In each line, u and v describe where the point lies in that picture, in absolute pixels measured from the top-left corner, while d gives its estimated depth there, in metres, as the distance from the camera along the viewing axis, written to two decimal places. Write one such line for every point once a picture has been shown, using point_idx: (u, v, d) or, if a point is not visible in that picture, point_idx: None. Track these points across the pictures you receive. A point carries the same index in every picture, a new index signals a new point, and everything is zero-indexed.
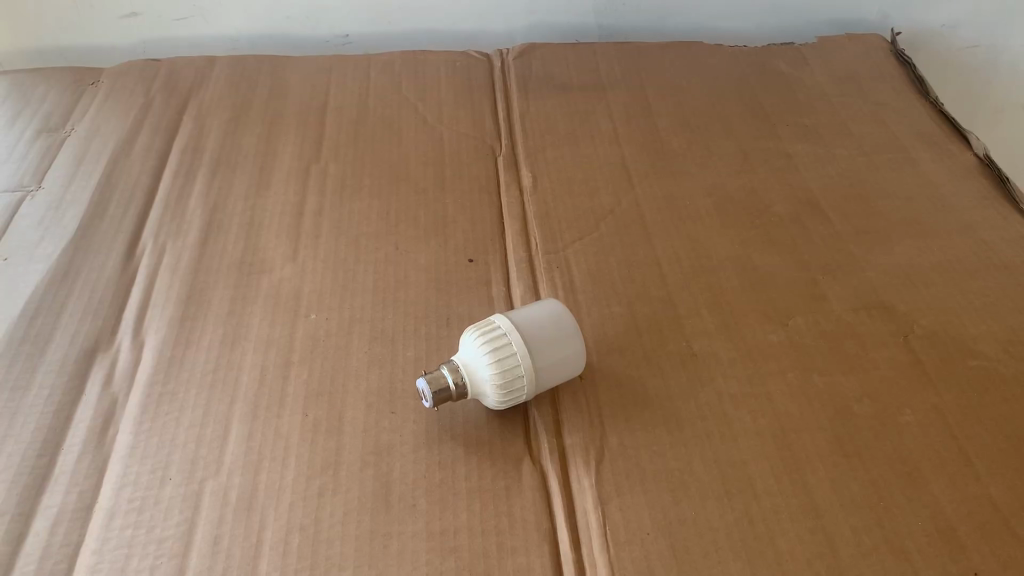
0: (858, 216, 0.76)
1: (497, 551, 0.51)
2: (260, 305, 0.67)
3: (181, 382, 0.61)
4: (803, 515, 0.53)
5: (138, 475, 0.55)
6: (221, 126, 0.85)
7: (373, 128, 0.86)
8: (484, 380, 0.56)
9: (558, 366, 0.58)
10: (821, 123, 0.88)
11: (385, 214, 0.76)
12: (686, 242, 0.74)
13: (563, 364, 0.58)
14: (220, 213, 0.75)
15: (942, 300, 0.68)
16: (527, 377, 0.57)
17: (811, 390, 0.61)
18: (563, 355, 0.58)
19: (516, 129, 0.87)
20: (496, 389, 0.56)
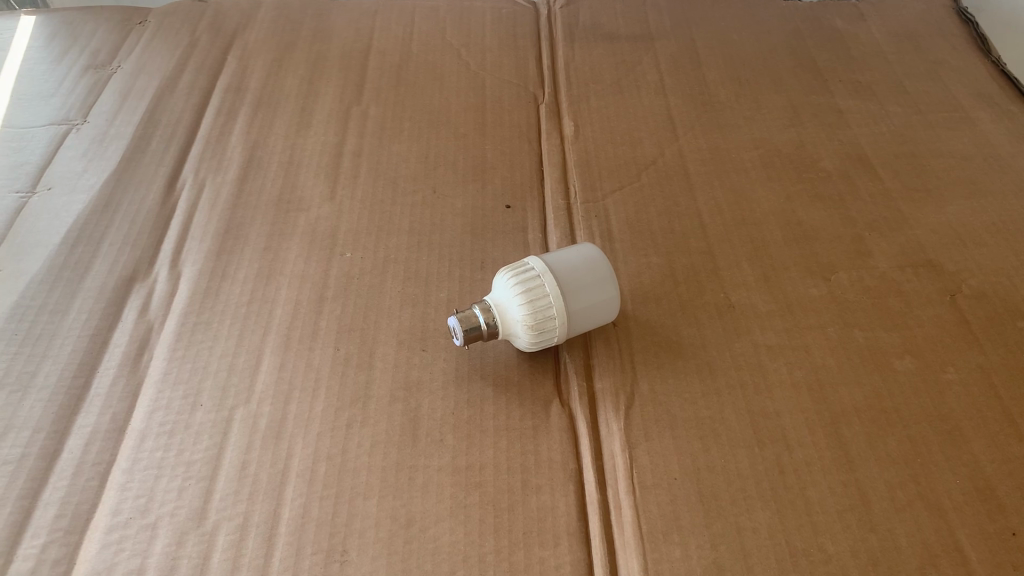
0: (909, 174, 0.74)
1: (522, 488, 0.51)
2: (297, 242, 0.67)
3: (215, 313, 0.61)
4: (836, 468, 0.52)
5: (171, 400, 0.55)
6: (265, 66, 0.85)
7: (415, 72, 0.86)
8: (516, 322, 0.56)
9: (592, 311, 0.57)
10: (875, 80, 0.85)
11: (423, 157, 0.76)
12: (729, 194, 0.72)
13: (597, 308, 0.57)
14: (260, 150, 0.75)
15: (994, 261, 0.65)
16: (559, 321, 0.56)
17: (851, 345, 0.59)
18: (598, 300, 0.57)
19: (560, 79, 0.85)
20: (528, 331, 0.56)
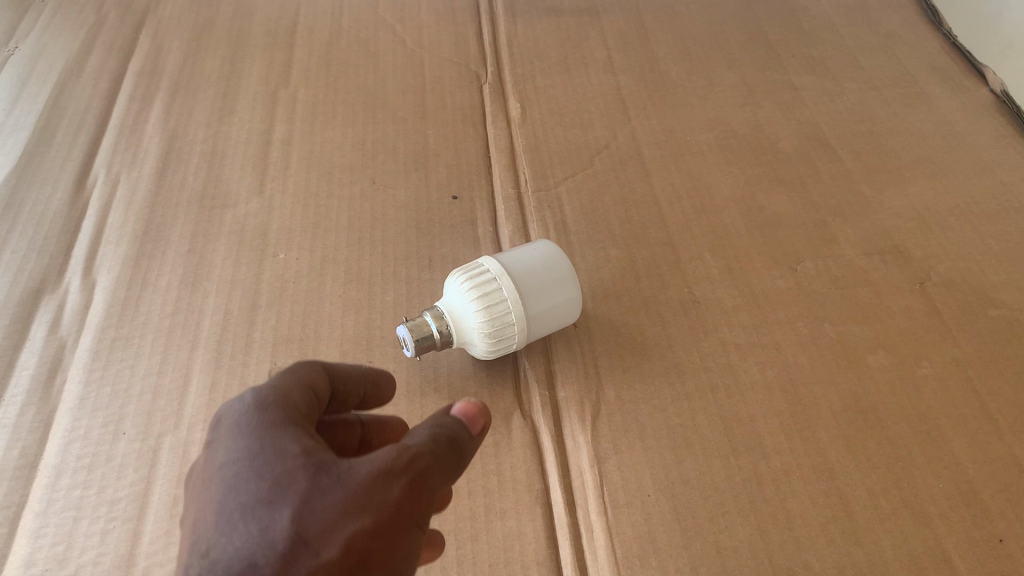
0: (869, 154, 0.71)
1: (485, 513, 0.47)
2: (224, 242, 0.61)
3: (135, 327, 0.55)
4: (816, 476, 0.49)
5: (89, 429, 0.50)
6: (183, 46, 0.78)
7: (348, 51, 0.80)
8: (472, 331, 0.52)
9: (554, 314, 0.53)
10: (828, 55, 0.82)
11: (361, 144, 0.70)
12: (686, 180, 0.68)
13: (558, 312, 0.53)
14: (180, 140, 0.69)
15: (960, 245, 0.63)
16: (518, 327, 0.52)
17: (822, 341, 0.56)
18: (559, 303, 0.53)
19: (503, 56, 0.81)
20: (485, 340, 0.51)
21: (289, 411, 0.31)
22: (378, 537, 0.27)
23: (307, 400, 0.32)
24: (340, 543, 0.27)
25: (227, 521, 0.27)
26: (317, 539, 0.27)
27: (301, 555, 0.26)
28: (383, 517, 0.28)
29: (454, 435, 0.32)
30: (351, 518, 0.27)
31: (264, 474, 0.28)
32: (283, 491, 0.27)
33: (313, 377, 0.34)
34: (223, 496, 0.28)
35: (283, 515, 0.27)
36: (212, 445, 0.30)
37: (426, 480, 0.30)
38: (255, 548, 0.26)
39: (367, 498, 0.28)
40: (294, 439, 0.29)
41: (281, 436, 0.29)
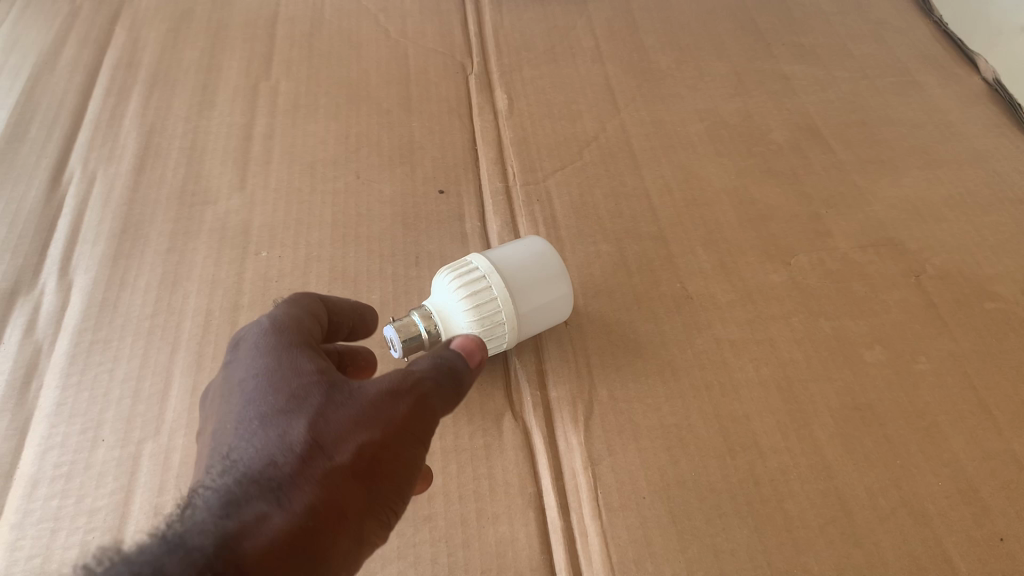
0: (861, 144, 0.70)
1: (476, 518, 0.46)
2: (204, 240, 0.60)
3: (114, 330, 0.54)
4: (814, 475, 0.48)
5: (67, 436, 0.48)
6: (160, 37, 0.76)
7: (330, 41, 0.78)
8: (459, 328, 0.50)
9: (544, 312, 0.52)
10: (819, 44, 0.81)
11: (344, 138, 0.68)
12: (677, 172, 0.67)
13: (549, 309, 0.52)
14: (158, 135, 0.67)
15: (955, 236, 0.62)
16: (508, 326, 0.50)
17: (818, 336, 0.55)
18: (550, 300, 0.52)
19: (489, 47, 0.79)
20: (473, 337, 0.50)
21: (304, 342, 0.38)
22: (379, 442, 0.34)
23: (316, 330, 0.40)
24: (349, 446, 0.33)
25: (252, 426, 0.34)
26: (329, 444, 0.33)
27: (316, 454, 0.32)
28: (384, 428, 0.34)
29: (454, 363, 0.39)
30: (358, 428, 0.34)
31: (283, 389, 0.35)
32: (300, 405, 0.34)
33: (317, 311, 0.42)
34: (246, 408, 0.35)
35: (299, 422, 0.33)
36: (236, 370, 0.37)
37: (423, 400, 0.36)
38: (276, 449, 0.32)
39: (371, 412, 0.34)
40: (309, 362, 0.36)
41: (297, 361, 0.36)
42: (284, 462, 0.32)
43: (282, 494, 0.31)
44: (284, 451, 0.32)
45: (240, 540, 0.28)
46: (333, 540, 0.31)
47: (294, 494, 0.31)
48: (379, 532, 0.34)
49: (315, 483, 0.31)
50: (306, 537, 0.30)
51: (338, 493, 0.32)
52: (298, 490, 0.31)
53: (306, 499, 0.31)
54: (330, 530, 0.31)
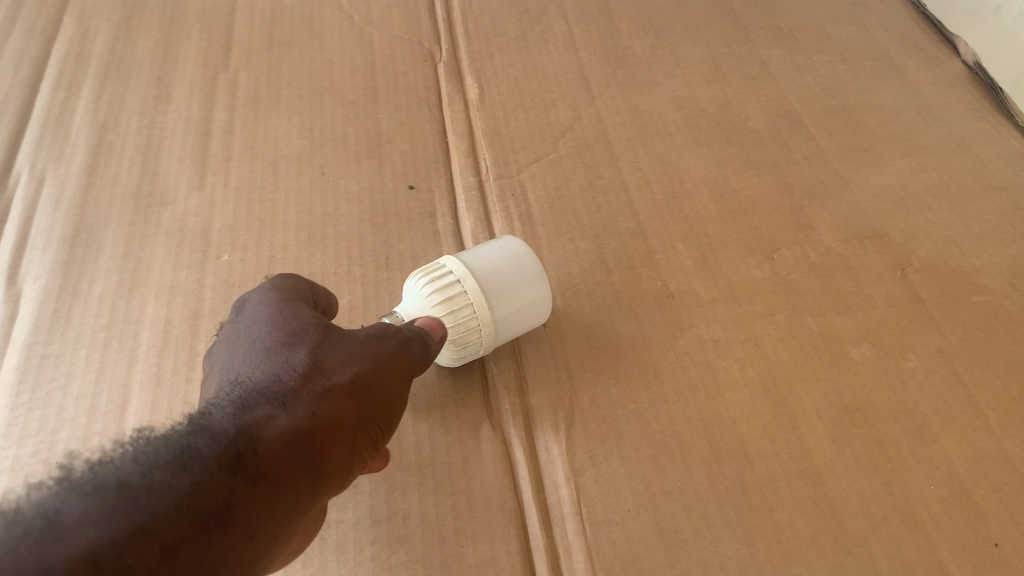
0: (842, 131, 0.68)
1: (455, 537, 0.44)
2: (162, 244, 0.56)
3: (67, 343, 0.51)
4: (804, 482, 0.46)
5: (18, 458, 0.45)
6: (111, 27, 0.72)
7: (291, 30, 0.74)
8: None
9: (522, 315, 0.50)
10: (796, 27, 0.79)
11: (308, 131, 0.65)
12: (655, 163, 0.65)
13: (527, 312, 0.50)
14: (111, 132, 0.64)
15: (940, 227, 0.61)
16: (484, 331, 0.48)
17: (803, 334, 0.54)
18: (527, 302, 0.50)
19: (458, 33, 0.76)
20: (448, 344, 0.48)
21: (300, 299, 0.42)
22: (366, 378, 0.38)
23: (307, 291, 0.44)
24: (341, 377, 0.37)
25: (258, 357, 0.38)
26: (325, 372, 0.37)
27: (315, 378, 0.36)
28: (370, 368, 0.39)
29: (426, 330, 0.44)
30: (348, 365, 0.38)
31: (285, 330, 0.39)
32: (299, 342, 0.38)
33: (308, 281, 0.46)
34: (249, 349, 0.39)
35: (300, 354, 0.38)
36: (238, 325, 0.41)
37: (402, 352, 0.41)
38: (280, 371, 0.36)
39: (358, 356, 0.39)
40: (306, 312, 0.41)
41: (295, 310, 0.41)
42: (287, 382, 0.36)
43: (288, 404, 0.34)
44: (286, 376, 0.36)
45: (258, 427, 0.31)
46: (330, 448, 0.34)
47: (296, 404, 0.35)
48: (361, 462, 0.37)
49: (314, 401, 0.35)
50: (309, 435, 0.33)
51: (333, 409, 0.36)
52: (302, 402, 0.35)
53: (308, 411, 0.34)
54: (328, 437, 0.34)
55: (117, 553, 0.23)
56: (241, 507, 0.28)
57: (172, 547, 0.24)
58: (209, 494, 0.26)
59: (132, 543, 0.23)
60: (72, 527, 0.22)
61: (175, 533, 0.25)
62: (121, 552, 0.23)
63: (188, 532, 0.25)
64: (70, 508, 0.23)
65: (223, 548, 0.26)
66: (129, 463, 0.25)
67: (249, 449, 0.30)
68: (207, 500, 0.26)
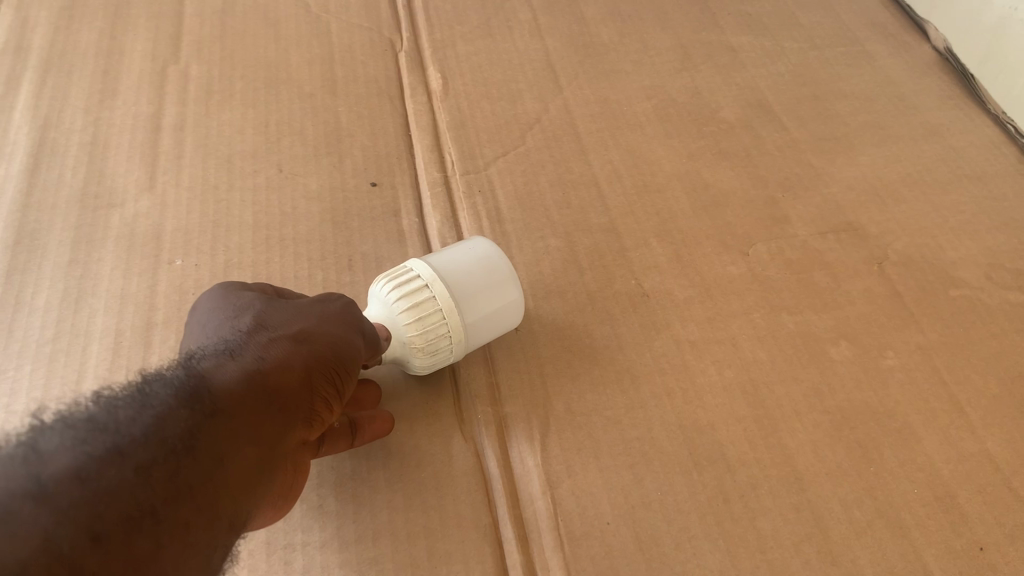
0: (814, 121, 0.67)
1: (427, 557, 0.42)
2: (111, 249, 0.53)
3: (10, 357, 0.48)
4: (785, 488, 0.45)
5: None
6: (52, 17, 0.69)
7: (244, 19, 0.71)
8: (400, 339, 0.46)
9: (495, 320, 0.48)
10: (765, 12, 0.77)
11: (264, 126, 0.63)
12: (626, 156, 0.63)
13: (499, 317, 0.48)
14: (53, 129, 0.60)
15: (915, 218, 0.60)
16: (455, 340, 0.46)
17: (781, 333, 0.52)
18: (500, 308, 0.48)
19: (419, 20, 0.73)
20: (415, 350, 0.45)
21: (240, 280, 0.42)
22: (317, 329, 0.38)
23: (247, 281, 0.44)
24: (291, 328, 0.37)
25: (207, 326, 0.37)
26: (274, 324, 0.37)
27: (264, 329, 0.36)
28: (318, 321, 0.38)
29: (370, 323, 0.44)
30: (297, 319, 0.38)
31: (228, 298, 0.39)
32: (244, 305, 0.38)
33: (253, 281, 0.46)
34: (195, 329, 0.38)
35: (246, 313, 0.37)
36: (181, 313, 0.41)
37: (348, 311, 0.41)
38: (228, 330, 0.36)
39: (305, 312, 0.39)
40: (247, 287, 0.41)
41: (236, 286, 0.40)
42: (236, 335, 0.35)
43: (236, 351, 0.34)
44: (231, 333, 0.35)
45: (212, 369, 0.31)
46: (290, 388, 0.34)
47: (249, 350, 0.34)
48: (328, 408, 0.37)
49: (265, 347, 0.35)
50: (266, 374, 0.33)
51: (287, 353, 0.35)
52: (250, 349, 0.34)
53: (258, 355, 0.34)
54: (287, 376, 0.34)
55: (93, 471, 0.23)
56: (212, 435, 0.28)
57: (151, 465, 0.25)
58: (175, 421, 0.26)
59: (111, 460, 0.24)
60: (50, 453, 0.23)
61: (150, 453, 0.25)
62: (100, 468, 0.23)
63: (165, 451, 0.25)
64: (42, 437, 0.23)
65: (202, 470, 0.26)
66: (90, 402, 0.26)
67: (204, 385, 0.29)
68: (175, 426, 0.26)
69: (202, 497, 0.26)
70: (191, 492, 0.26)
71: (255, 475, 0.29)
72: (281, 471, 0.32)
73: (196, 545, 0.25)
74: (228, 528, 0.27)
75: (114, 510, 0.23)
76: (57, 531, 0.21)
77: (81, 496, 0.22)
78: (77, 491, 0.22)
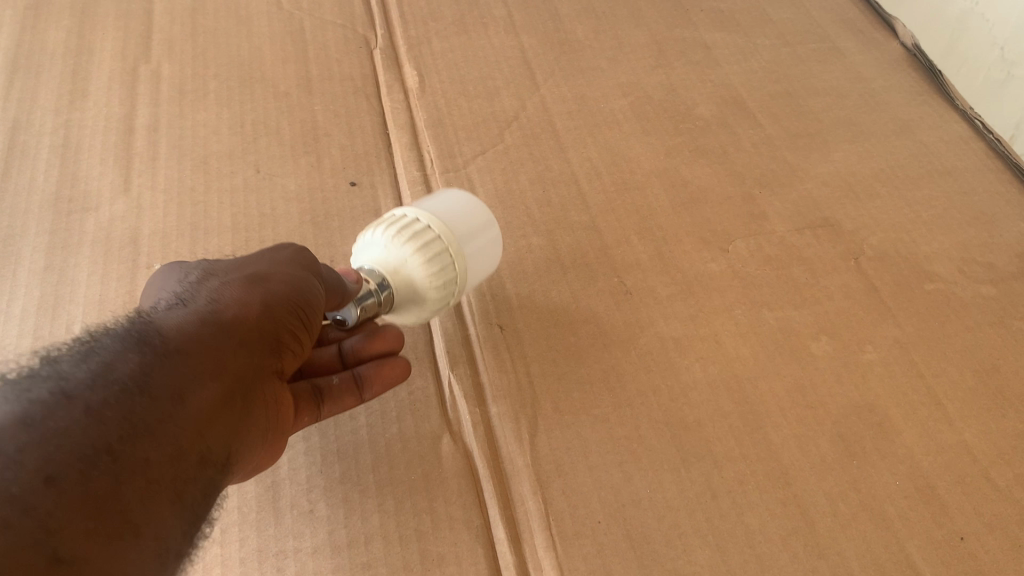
0: (788, 117, 0.68)
1: (420, 561, 0.42)
2: (87, 254, 0.52)
3: None
4: (771, 483, 0.46)
5: None
6: (17, 16, 0.67)
7: (214, 17, 0.70)
8: (386, 252, 0.46)
9: (466, 207, 0.49)
10: (737, 9, 0.78)
11: (239, 126, 0.62)
12: (604, 153, 0.63)
13: (468, 206, 0.49)
14: (23, 132, 0.59)
15: (889, 213, 0.61)
16: (428, 217, 0.47)
17: (763, 329, 0.53)
18: (461, 200, 0.49)
19: (392, 16, 0.73)
20: (396, 241, 0.46)
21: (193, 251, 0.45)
22: (268, 271, 0.40)
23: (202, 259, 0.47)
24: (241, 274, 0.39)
25: (165, 283, 0.40)
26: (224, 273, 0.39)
27: (215, 278, 0.39)
28: (269, 265, 0.41)
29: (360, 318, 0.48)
30: (247, 267, 0.40)
31: (182, 261, 0.42)
32: (195, 263, 0.41)
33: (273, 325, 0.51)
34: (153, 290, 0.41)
35: (197, 268, 0.40)
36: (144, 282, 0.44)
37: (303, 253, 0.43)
38: (183, 282, 0.39)
39: (255, 260, 0.41)
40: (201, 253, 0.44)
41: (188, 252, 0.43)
42: (189, 286, 0.38)
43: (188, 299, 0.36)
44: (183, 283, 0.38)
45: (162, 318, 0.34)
46: (243, 327, 0.36)
47: (201, 296, 0.37)
48: (289, 343, 0.39)
49: (215, 292, 0.37)
50: (215, 317, 0.36)
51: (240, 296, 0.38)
52: (201, 294, 0.37)
53: (208, 300, 0.37)
54: (238, 317, 0.37)
55: (41, 416, 0.26)
56: (161, 374, 0.31)
57: (99, 406, 0.28)
58: (121, 367, 0.30)
59: (58, 406, 0.27)
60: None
61: (96, 396, 0.28)
62: (47, 415, 0.27)
63: (112, 393, 0.29)
64: None
65: (155, 407, 0.30)
66: (38, 360, 0.29)
67: (150, 331, 0.32)
68: (122, 370, 0.30)
69: (158, 432, 0.29)
70: (145, 429, 0.29)
71: (217, 409, 0.33)
72: (246, 401, 0.35)
73: (161, 479, 0.29)
74: (195, 457, 0.31)
75: (65, 449, 0.26)
76: (9, 472, 0.25)
77: (28, 441, 0.26)
78: (24, 437, 0.26)
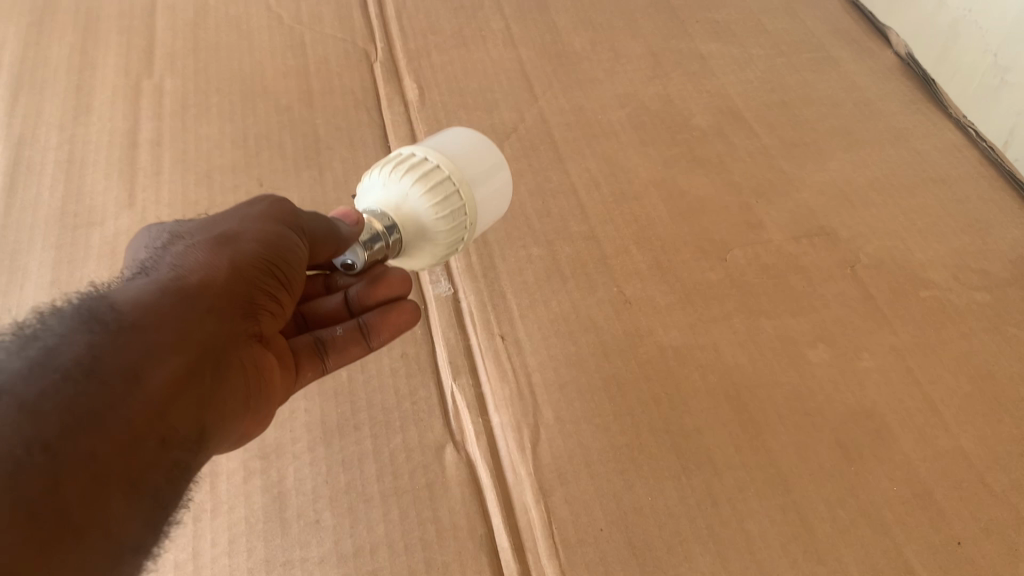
0: (784, 127, 0.69)
1: (425, 569, 0.42)
2: (92, 268, 0.53)
3: None
4: (770, 489, 0.46)
5: None
6: (21, 33, 0.68)
7: (216, 31, 0.71)
8: (389, 192, 0.47)
9: (465, 145, 0.49)
10: (732, 19, 0.79)
11: (241, 140, 0.62)
12: (603, 164, 0.64)
13: (467, 143, 0.50)
14: (28, 148, 0.60)
15: (884, 222, 0.61)
16: (428, 154, 0.47)
17: (761, 337, 0.54)
18: (460, 139, 0.50)
19: (392, 29, 0.74)
20: (398, 179, 0.46)
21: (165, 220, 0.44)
22: (235, 239, 0.39)
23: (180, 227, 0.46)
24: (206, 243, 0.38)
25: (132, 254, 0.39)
26: (188, 243, 0.38)
27: (180, 247, 0.37)
28: (235, 232, 0.39)
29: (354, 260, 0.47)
30: (213, 235, 0.39)
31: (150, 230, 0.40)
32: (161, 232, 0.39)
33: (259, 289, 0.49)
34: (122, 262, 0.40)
35: (162, 239, 0.38)
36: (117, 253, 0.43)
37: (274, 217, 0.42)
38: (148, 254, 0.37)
39: (223, 227, 0.40)
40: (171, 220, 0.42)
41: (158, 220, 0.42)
42: (153, 258, 0.37)
43: (149, 272, 0.35)
44: (147, 257, 0.37)
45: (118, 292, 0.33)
46: (205, 299, 0.35)
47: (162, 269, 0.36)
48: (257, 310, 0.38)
49: (177, 264, 0.36)
50: (175, 288, 0.34)
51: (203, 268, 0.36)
52: (162, 266, 0.36)
53: (168, 273, 0.35)
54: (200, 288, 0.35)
55: None
56: (111, 353, 0.29)
57: (38, 401, 0.26)
58: (66, 349, 0.28)
59: None
60: None
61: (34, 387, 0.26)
62: None
63: (53, 382, 0.27)
64: None
65: (105, 391, 0.28)
66: None
67: (103, 305, 0.31)
68: (65, 353, 0.28)
69: (107, 420, 0.28)
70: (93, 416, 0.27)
71: (176, 386, 0.31)
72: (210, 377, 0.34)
73: (108, 474, 0.27)
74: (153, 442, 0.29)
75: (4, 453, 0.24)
76: None
77: None
78: None
